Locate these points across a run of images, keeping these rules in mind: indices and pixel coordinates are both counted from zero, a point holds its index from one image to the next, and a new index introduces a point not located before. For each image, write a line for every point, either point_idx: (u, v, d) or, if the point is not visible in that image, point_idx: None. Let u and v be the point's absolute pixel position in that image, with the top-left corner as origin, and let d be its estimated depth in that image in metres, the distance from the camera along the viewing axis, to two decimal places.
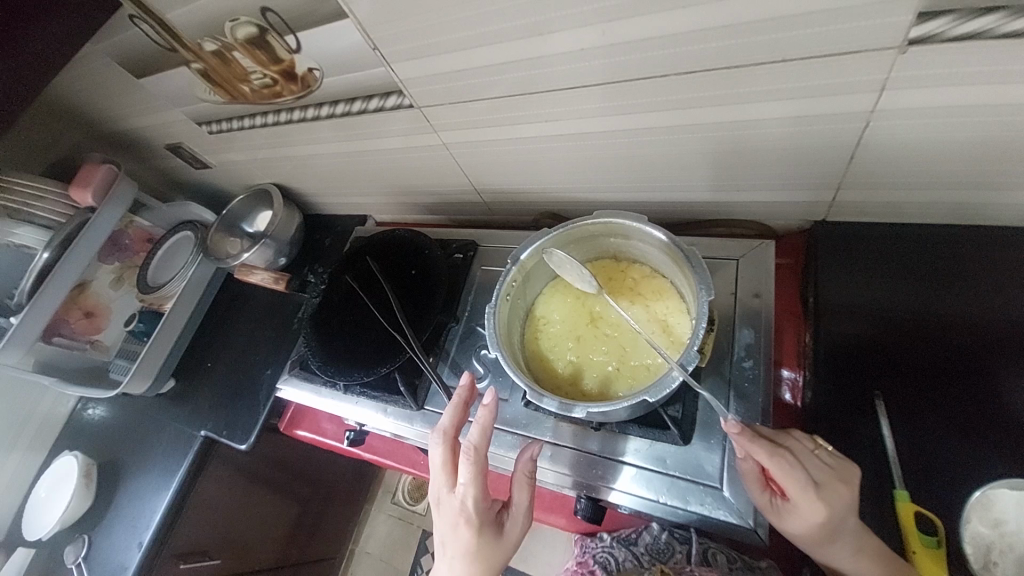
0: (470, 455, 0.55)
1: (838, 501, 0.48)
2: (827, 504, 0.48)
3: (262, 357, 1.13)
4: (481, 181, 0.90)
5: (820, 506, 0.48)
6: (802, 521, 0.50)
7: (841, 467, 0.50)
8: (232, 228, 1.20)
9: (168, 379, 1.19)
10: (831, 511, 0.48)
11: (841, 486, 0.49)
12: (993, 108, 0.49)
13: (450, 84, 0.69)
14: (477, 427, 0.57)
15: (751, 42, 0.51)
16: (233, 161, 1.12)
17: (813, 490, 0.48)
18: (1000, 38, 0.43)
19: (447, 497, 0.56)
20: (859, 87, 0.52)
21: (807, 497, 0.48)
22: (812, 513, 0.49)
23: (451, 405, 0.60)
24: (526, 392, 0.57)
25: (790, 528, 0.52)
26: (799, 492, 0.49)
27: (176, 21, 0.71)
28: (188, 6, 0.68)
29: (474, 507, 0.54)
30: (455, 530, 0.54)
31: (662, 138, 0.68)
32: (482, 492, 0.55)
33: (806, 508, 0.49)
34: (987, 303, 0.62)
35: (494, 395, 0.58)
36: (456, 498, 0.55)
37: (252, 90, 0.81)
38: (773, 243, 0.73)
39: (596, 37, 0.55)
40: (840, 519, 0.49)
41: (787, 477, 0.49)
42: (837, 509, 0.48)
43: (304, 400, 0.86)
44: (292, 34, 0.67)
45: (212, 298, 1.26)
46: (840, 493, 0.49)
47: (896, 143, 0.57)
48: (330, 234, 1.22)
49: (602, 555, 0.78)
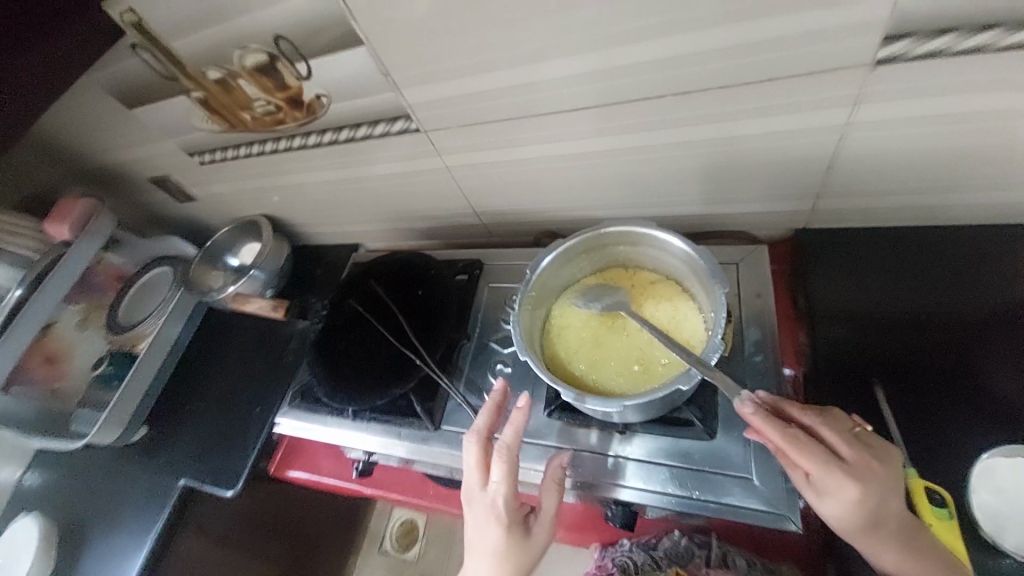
0: (503, 453, 0.55)
1: (867, 483, 0.50)
2: (853, 480, 0.50)
3: (253, 393, 1.07)
4: (482, 203, 0.93)
5: (848, 483, 0.49)
6: (839, 501, 0.51)
7: (874, 457, 0.51)
8: (217, 261, 1.17)
9: (141, 426, 1.09)
10: (862, 493, 0.49)
11: (873, 470, 0.51)
12: (952, 117, 0.56)
13: (458, 108, 0.72)
14: (510, 429, 0.57)
15: (741, 65, 0.57)
16: (222, 194, 1.11)
17: (841, 467, 0.50)
18: (954, 55, 0.50)
19: (478, 495, 0.56)
20: (835, 103, 0.59)
21: (836, 475, 0.50)
22: (845, 491, 0.50)
23: (485, 408, 0.60)
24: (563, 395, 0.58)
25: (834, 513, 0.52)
26: (823, 471, 0.50)
27: (181, 50, 0.72)
28: (196, 36, 0.69)
29: (504, 504, 0.54)
30: (485, 526, 0.54)
31: (659, 155, 0.73)
32: (512, 491, 0.55)
33: (836, 485, 0.50)
34: (961, 298, 0.68)
35: (529, 400, 0.58)
36: (487, 495, 0.55)
37: (253, 117, 0.81)
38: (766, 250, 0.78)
39: (600, 61, 0.61)
40: (874, 504, 0.50)
41: (807, 456, 0.50)
42: (866, 494, 0.50)
43: (307, 431, 0.82)
44: (305, 61, 0.69)
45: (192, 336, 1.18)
46: (869, 475, 0.50)
47: (868, 152, 0.63)
48: (320, 264, 1.20)
49: (622, 559, 0.75)
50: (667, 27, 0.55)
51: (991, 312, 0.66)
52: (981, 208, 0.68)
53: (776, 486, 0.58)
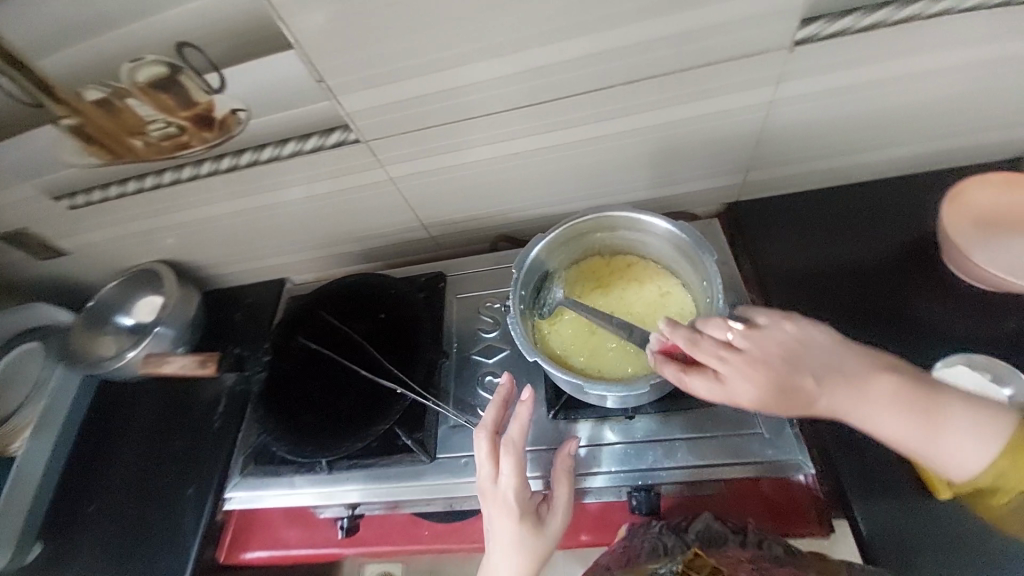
0: (512, 448, 0.57)
1: (760, 384, 0.50)
2: (751, 393, 0.50)
3: (177, 474, 0.84)
4: (429, 213, 0.86)
5: (746, 399, 0.51)
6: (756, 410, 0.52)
7: (755, 355, 0.51)
8: (103, 323, 0.95)
9: (38, 541, 0.84)
10: (765, 401, 0.50)
11: (767, 373, 0.50)
12: (845, 88, 0.67)
13: (401, 114, 0.68)
14: (518, 424, 0.58)
15: (678, 53, 0.62)
16: (101, 243, 0.91)
17: (728, 374, 0.51)
18: (856, 34, 0.61)
19: (490, 490, 0.56)
20: (757, 83, 0.66)
21: (728, 383, 0.51)
22: (740, 398, 0.51)
23: (491, 403, 0.60)
24: (581, 386, 0.58)
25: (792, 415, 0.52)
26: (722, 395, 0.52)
27: (49, 70, 0.63)
28: (81, 45, 0.61)
29: (516, 497, 0.55)
30: (499, 519, 0.55)
31: (610, 144, 0.75)
32: (524, 483, 0.56)
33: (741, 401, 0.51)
34: (875, 237, 0.78)
35: (532, 392, 0.59)
36: (498, 490, 0.56)
37: (147, 145, 0.68)
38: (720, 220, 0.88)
39: (554, 55, 0.62)
40: (784, 399, 0.50)
41: (703, 389, 0.53)
42: (760, 396, 0.50)
43: (270, 498, 0.71)
44: (215, 72, 0.60)
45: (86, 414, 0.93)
46: (757, 378, 0.50)
47: (784, 124, 0.73)
48: (240, 308, 0.99)
49: (649, 542, 0.65)
50: (595, 25, 0.59)
51: (907, 243, 0.77)
52: (872, 167, 0.81)
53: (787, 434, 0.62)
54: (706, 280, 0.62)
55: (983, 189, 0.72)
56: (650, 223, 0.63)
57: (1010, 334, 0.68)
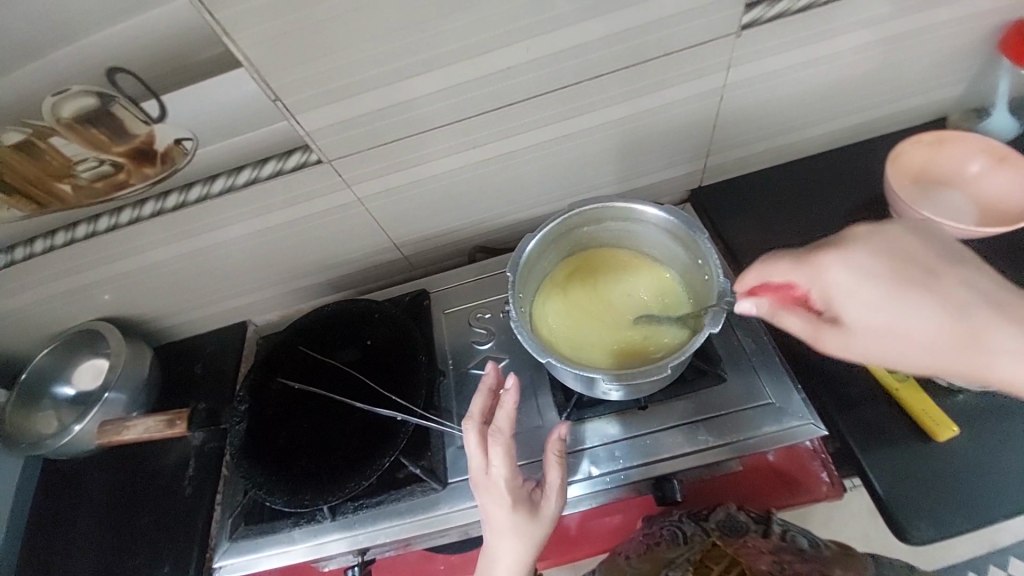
0: (501, 437, 0.53)
1: (843, 272, 0.49)
2: (841, 259, 0.49)
3: (149, 553, 0.74)
4: (399, 231, 0.82)
5: (832, 265, 0.50)
6: (842, 286, 0.49)
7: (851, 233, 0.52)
8: (40, 396, 0.84)
9: None
10: (855, 266, 0.49)
11: (860, 245, 0.50)
12: (789, 68, 0.72)
13: (362, 130, 0.64)
14: (504, 412, 0.54)
15: (640, 43, 0.63)
16: (26, 308, 0.80)
17: (805, 261, 0.51)
18: (793, 15, 0.65)
19: (478, 480, 0.53)
20: (714, 69, 0.69)
21: (804, 273, 0.51)
22: (826, 268, 0.50)
23: (477, 393, 0.57)
24: (605, 380, 0.55)
25: (884, 327, 0.48)
26: (805, 270, 0.51)
27: None
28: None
29: (506, 485, 0.52)
30: (491, 507, 0.53)
31: (580, 141, 0.75)
32: (513, 471, 0.53)
33: (827, 272, 0.50)
34: (831, 204, 0.83)
35: (517, 378, 0.55)
36: (488, 478, 0.53)
37: (77, 187, 0.62)
38: (687, 206, 0.90)
39: (521, 53, 0.61)
40: (877, 283, 0.48)
41: (781, 270, 0.52)
42: (853, 265, 0.49)
43: (268, 561, 0.65)
44: (155, 99, 0.55)
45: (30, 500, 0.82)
46: (840, 265, 0.49)
47: (738, 106, 0.76)
48: (200, 360, 0.91)
49: (670, 529, 0.68)
50: (550, 23, 0.59)
51: (859, 205, 0.82)
52: (817, 141, 0.86)
53: (795, 400, 0.64)
54: (702, 258, 0.62)
55: (917, 150, 0.78)
56: (638, 210, 0.63)
57: None
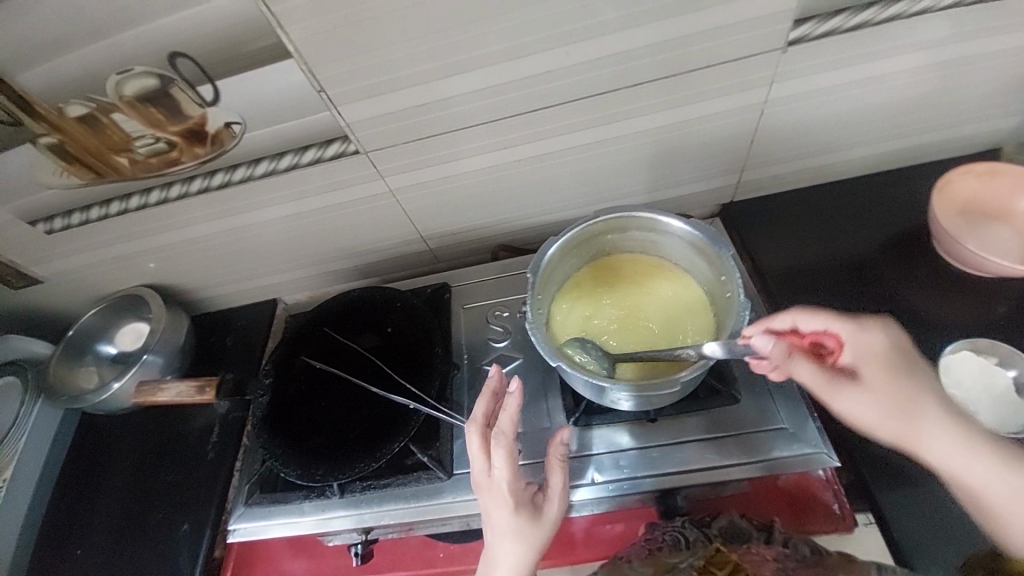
0: (504, 439, 0.54)
1: (865, 343, 0.57)
2: (869, 331, 0.58)
3: (170, 509, 0.78)
4: (427, 224, 0.84)
5: (867, 331, 0.58)
6: (863, 353, 0.57)
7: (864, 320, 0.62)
8: (84, 353, 0.90)
9: None
10: (881, 340, 0.58)
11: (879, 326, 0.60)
12: (835, 87, 0.70)
13: (399, 125, 0.66)
14: (508, 415, 0.55)
15: (681, 54, 0.63)
16: (79, 270, 0.86)
17: (842, 320, 0.58)
18: (845, 33, 0.63)
19: (483, 483, 0.55)
20: (756, 84, 0.68)
21: (837, 330, 0.58)
22: (860, 335, 0.58)
23: (481, 395, 0.58)
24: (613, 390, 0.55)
25: (890, 395, 0.56)
26: (845, 329, 0.58)
27: (34, 86, 0.59)
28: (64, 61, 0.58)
29: (510, 488, 0.54)
30: (495, 509, 0.54)
31: (612, 148, 0.75)
32: (516, 474, 0.54)
33: (861, 336, 0.58)
34: (868, 230, 0.80)
35: (521, 382, 0.56)
36: (491, 481, 0.54)
37: (133, 161, 0.66)
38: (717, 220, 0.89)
39: (560, 58, 0.62)
40: (891, 360, 0.57)
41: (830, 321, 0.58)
42: (880, 340, 0.58)
43: (277, 530, 0.68)
44: (210, 84, 0.59)
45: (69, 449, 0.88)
46: (866, 337, 0.58)
47: (778, 123, 0.74)
48: (231, 331, 0.95)
49: (671, 534, 0.63)
50: (590, 30, 0.59)
51: (897, 233, 0.79)
52: (860, 164, 0.84)
53: (809, 427, 0.63)
54: (725, 275, 0.62)
55: (966, 179, 0.75)
56: (666, 221, 0.64)
57: (1002, 318, 0.71)
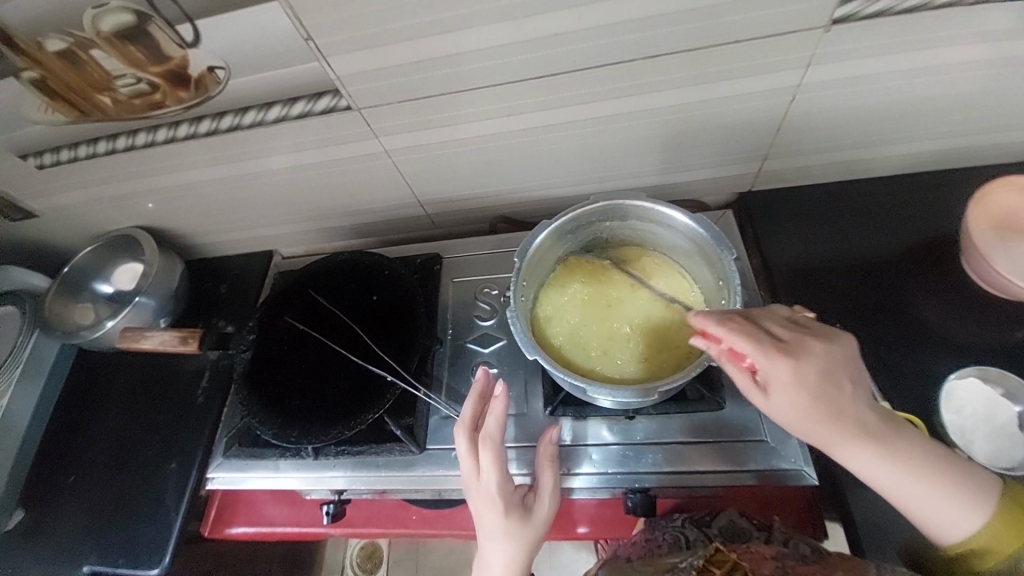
0: (491, 443, 0.55)
1: (783, 364, 0.48)
2: (791, 361, 0.49)
3: (160, 447, 0.81)
4: (424, 189, 0.80)
5: (784, 359, 0.48)
6: (775, 382, 0.49)
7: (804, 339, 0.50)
8: (81, 290, 0.91)
9: (18, 508, 0.81)
10: (799, 371, 0.48)
11: (813, 350, 0.49)
12: (878, 75, 0.62)
13: (393, 82, 0.62)
14: (494, 420, 0.55)
15: (708, 26, 0.56)
16: (74, 206, 0.85)
17: (756, 347, 0.49)
18: (899, 14, 0.55)
19: (472, 485, 0.55)
20: (790, 65, 0.61)
21: (751, 355, 0.49)
22: (776, 368, 0.49)
23: (470, 398, 0.58)
24: (589, 391, 0.54)
25: (798, 425, 0.50)
26: (759, 354, 0.49)
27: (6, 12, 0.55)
28: None
29: (498, 490, 0.54)
30: (485, 512, 0.54)
31: (623, 126, 0.69)
32: (504, 475, 0.55)
33: (774, 365, 0.49)
34: (888, 236, 0.75)
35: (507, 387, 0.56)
36: (481, 484, 0.55)
37: (117, 101, 0.64)
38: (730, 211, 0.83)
39: (572, 20, 0.55)
40: (811, 397, 0.48)
41: (744, 342, 0.49)
42: (798, 375, 0.48)
43: (254, 482, 0.70)
44: (189, 23, 0.54)
45: (69, 380, 0.90)
46: (784, 358, 0.49)
47: (810, 110, 0.68)
48: (225, 279, 0.95)
49: (671, 533, 0.66)
50: None
51: (920, 241, 0.74)
52: (894, 161, 0.77)
53: (791, 440, 0.61)
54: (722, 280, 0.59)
55: (1006, 192, 0.69)
56: (665, 214, 0.61)
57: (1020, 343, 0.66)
